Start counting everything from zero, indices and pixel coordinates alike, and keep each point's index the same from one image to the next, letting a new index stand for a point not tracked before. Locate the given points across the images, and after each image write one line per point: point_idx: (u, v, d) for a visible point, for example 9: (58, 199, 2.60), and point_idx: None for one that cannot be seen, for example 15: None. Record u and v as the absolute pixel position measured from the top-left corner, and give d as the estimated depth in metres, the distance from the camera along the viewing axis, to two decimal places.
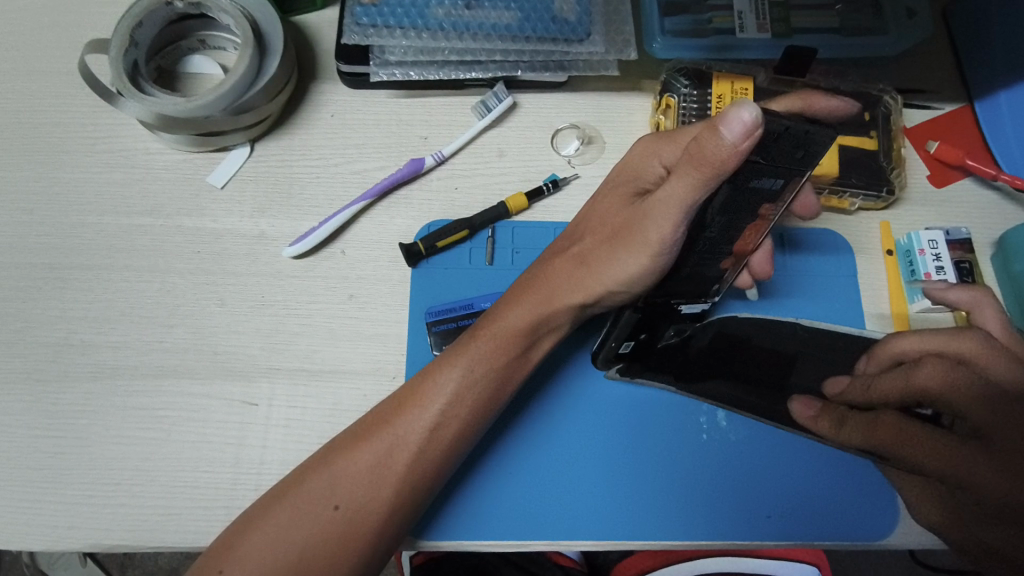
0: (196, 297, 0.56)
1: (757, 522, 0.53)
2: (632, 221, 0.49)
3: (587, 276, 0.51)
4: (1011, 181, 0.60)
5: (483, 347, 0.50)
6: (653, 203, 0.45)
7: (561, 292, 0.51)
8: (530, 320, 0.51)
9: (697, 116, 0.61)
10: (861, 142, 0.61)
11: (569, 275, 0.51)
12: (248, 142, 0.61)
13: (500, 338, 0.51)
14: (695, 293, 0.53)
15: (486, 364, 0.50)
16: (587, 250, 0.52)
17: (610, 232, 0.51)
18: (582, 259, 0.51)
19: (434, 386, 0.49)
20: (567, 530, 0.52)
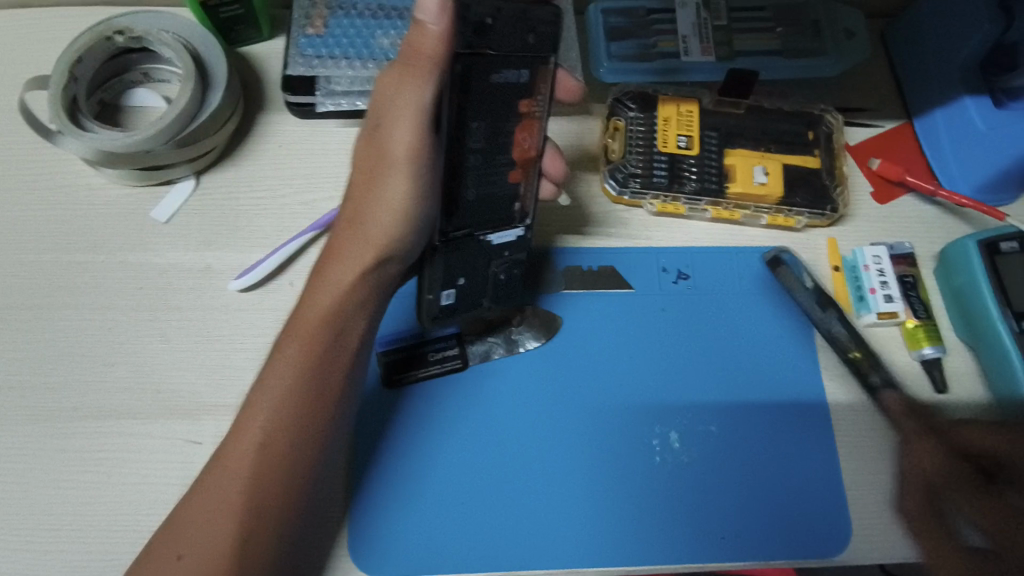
0: (139, 334, 0.55)
1: (710, 541, 0.53)
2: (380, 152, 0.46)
3: (364, 229, 0.48)
4: (949, 196, 0.62)
5: (290, 349, 0.48)
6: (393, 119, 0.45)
7: (348, 261, 0.48)
8: (324, 299, 0.48)
9: (643, 138, 0.62)
10: (805, 161, 0.62)
11: (345, 243, 0.49)
12: (192, 174, 0.60)
13: (307, 328, 0.48)
14: (486, 219, 0.51)
15: (293, 354, 0.48)
16: (355, 208, 0.49)
17: (366, 184, 0.48)
18: (353, 217, 0.49)
19: (257, 395, 0.48)
20: (519, 558, 0.51)
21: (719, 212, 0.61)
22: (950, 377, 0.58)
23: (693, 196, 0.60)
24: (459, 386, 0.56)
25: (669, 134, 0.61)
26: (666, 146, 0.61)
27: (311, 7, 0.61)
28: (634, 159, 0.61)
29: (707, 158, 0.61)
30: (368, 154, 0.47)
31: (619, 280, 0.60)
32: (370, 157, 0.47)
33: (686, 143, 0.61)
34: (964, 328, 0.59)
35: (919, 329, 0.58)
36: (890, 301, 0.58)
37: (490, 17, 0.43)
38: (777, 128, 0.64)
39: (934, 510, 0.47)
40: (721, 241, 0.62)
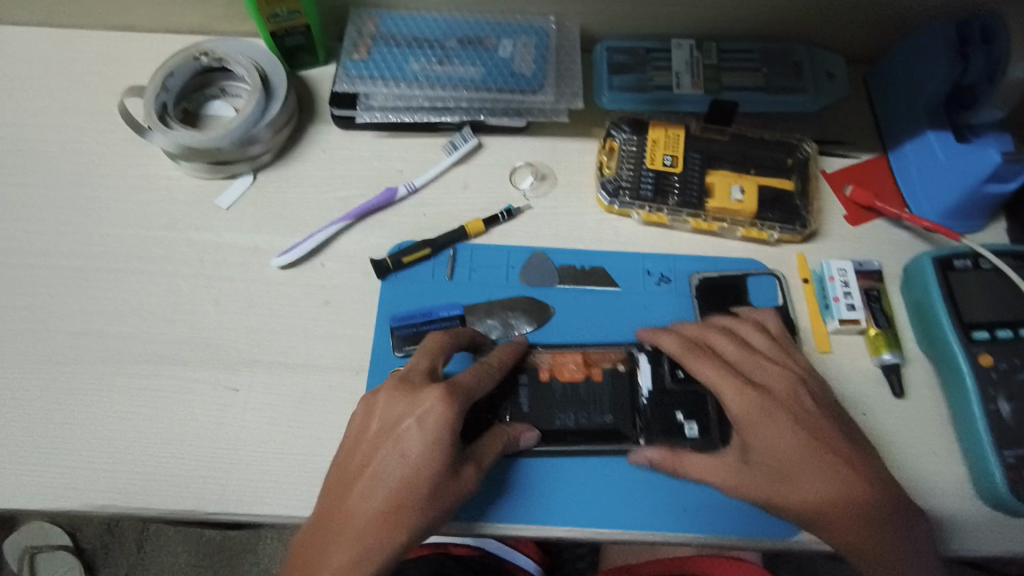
0: (195, 298, 0.66)
1: (674, 514, 0.56)
2: (348, 469, 0.53)
3: (381, 484, 0.51)
4: (913, 219, 0.67)
5: (347, 525, 0.50)
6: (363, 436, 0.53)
7: (340, 513, 0.51)
8: (342, 515, 0.51)
9: (635, 157, 0.70)
10: (781, 183, 0.69)
11: (353, 474, 0.52)
12: (251, 171, 0.71)
13: (313, 530, 0.51)
14: (629, 392, 0.61)
15: (319, 536, 0.51)
16: (332, 488, 0.53)
17: (352, 469, 0.53)
18: (342, 484, 0.52)
19: (304, 559, 0.51)
20: (500, 515, 0.56)
21: (699, 223, 0.68)
22: (910, 381, 0.63)
23: (675, 208, 0.68)
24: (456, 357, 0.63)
25: (657, 153, 0.70)
26: (654, 164, 0.69)
27: (359, 38, 0.73)
28: (626, 174, 0.70)
29: (689, 176, 0.69)
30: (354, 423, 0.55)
31: (608, 278, 0.67)
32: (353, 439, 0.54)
33: (671, 162, 0.69)
34: (925, 339, 0.64)
35: (879, 336, 0.64)
36: (852, 309, 0.64)
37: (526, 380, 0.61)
38: (758, 154, 0.71)
39: (747, 440, 0.55)
40: (701, 250, 0.69)
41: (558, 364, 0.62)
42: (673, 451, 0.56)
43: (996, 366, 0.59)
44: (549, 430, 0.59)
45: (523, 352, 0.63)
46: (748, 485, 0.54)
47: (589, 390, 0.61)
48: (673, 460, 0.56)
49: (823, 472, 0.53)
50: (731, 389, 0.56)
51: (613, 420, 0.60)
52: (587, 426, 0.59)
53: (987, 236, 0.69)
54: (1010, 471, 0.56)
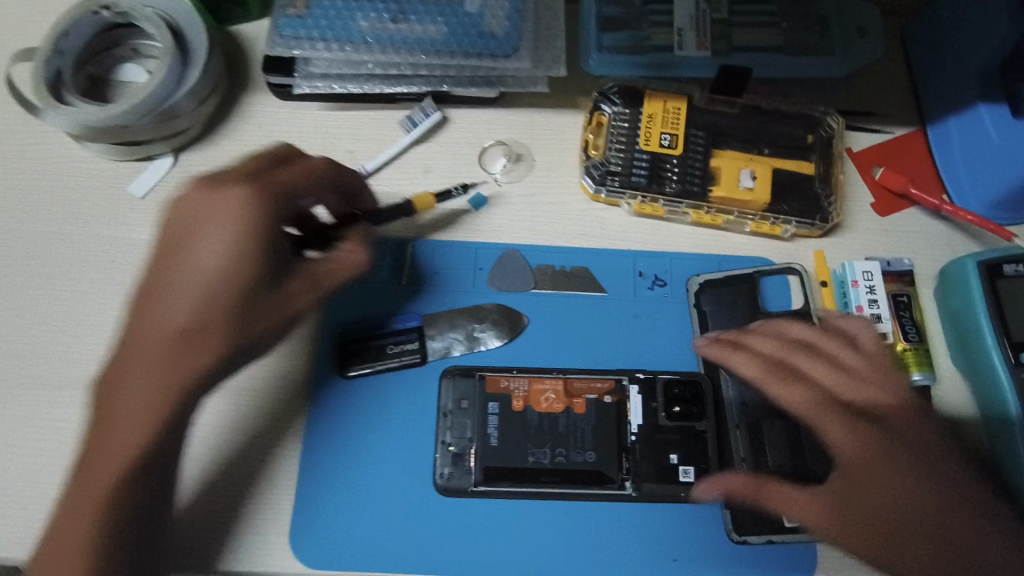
0: (106, 307, 0.56)
1: (661, 565, 0.50)
2: (173, 212, 0.46)
3: (180, 297, 0.44)
4: (954, 210, 0.57)
5: (122, 410, 0.44)
6: (179, 209, 0.45)
7: (135, 332, 0.45)
8: (129, 350, 0.44)
9: (626, 135, 0.59)
10: (800, 167, 0.58)
11: (150, 296, 0.45)
12: (172, 151, 0.60)
13: (108, 371, 0.45)
14: (612, 428, 0.53)
15: (108, 381, 0.45)
16: (156, 251, 0.46)
17: (170, 225, 0.46)
18: (166, 253, 0.45)
19: (83, 468, 0.44)
20: (464, 565, 0.50)
21: (700, 216, 0.58)
22: (944, 406, 0.54)
23: (672, 198, 0.58)
24: (414, 380, 0.55)
25: (653, 131, 0.58)
26: (649, 145, 0.58)
27: None
28: (615, 156, 0.59)
29: (691, 159, 0.58)
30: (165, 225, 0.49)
31: (593, 281, 0.57)
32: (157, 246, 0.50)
33: (670, 142, 0.58)
34: (963, 358, 0.54)
35: (908, 353, 0.54)
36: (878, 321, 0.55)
37: (496, 412, 0.53)
38: (774, 131, 0.60)
39: (851, 483, 0.46)
40: (702, 247, 0.59)
41: (535, 390, 0.54)
42: (756, 479, 0.46)
43: None
44: (522, 468, 0.52)
45: (493, 372, 0.54)
46: (850, 538, 0.45)
47: (567, 423, 0.53)
48: (756, 490, 0.46)
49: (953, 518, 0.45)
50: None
51: (596, 459, 0.52)
52: (564, 465, 0.52)
53: None
54: None
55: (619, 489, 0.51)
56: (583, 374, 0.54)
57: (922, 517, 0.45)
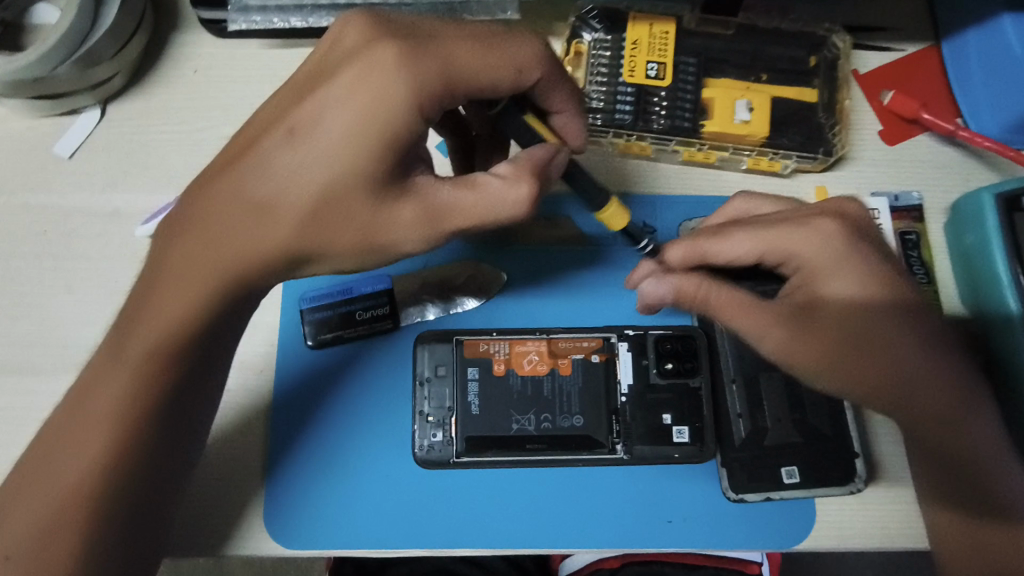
0: (43, 283, 0.51)
1: (658, 529, 0.48)
2: (331, 53, 0.40)
3: (293, 159, 0.39)
4: (970, 137, 0.52)
5: (167, 257, 0.40)
6: (341, 50, 0.40)
7: (206, 179, 0.41)
8: (192, 204, 0.40)
9: (608, 65, 0.53)
10: (801, 94, 0.53)
11: (239, 148, 0.40)
12: (99, 103, 0.54)
13: (170, 218, 0.42)
14: (601, 390, 0.50)
15: (166, 225, 0.42)
16: (297, 85, 0.41)
17: (317, 72, 0.40)
18: (298, 101, 0.40)
19: (119, 322, 0.42)
20: (448, 538, 0.47)
21: (691, 154, 0.53)
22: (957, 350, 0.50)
23: (660, 135, 0.52)
24: (388, 347, 0.51)
25: (637, 60, 0.52)
26: (633, 76, 0.52)
27: None
28: (597, 90, 0.53)
29: (681, 90, 0.52)
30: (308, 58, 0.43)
31: (578, 233, 0.53)
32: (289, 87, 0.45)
33: (657, 72, 0.52)
34: (972, 297, 0.50)
35: None
36: None
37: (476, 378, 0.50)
38: (772, 54, 0.54)
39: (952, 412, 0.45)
40: (694, 189, 0.54)
41: (516, 353, 0.50)
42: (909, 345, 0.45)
43: None
44: (505, 436, 0.49)
45: (471, 336, 0.51)
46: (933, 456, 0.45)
47: (553, 386, 0.49)
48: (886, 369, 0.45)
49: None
50: (771, 333, 0.46)
51: (585, 423, 0.49)
52: (551, 431, 0.49)
53: None
54: None
55: (610, 453, 0.49)
56: (567, 333, 0.51)
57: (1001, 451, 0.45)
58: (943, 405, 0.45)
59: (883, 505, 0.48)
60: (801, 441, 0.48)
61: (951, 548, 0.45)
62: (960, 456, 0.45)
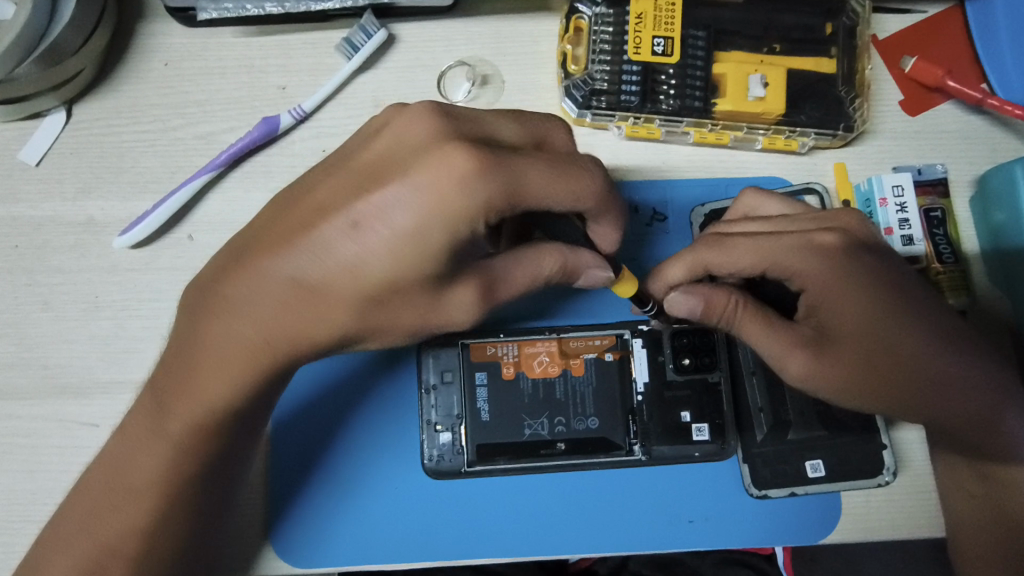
0: (18, 301, 0.48)
1: (681, 530, 0.46)
2: (401, 141, 0.35)
3: (349, 251, 0.35)
4: (999, 104, 0.49)
5: (206, 338, 0.38)
6: (411, 143, 0.35)
7: (247, 254, 0.37)
8: (235, 284, 0.37)
9: (611, 42, 0.49)
10: (819, 65, 0.49)
11: (291, 221, 0.37)
12: (65, 104, 0.50)
13: (205, 288, 0.39)
14: (617, 390, 0.47)
15: (200, 297, 0.39)
16: (359, 165, 0.36)
17: (384, 160, 0.35)
18: (363, 189, 0.35)
19: (156, 392, 0.40)
20: (464, 550, 0.46)
21: (703, 135, 0.49)
22: (982, 328, 0.48)
23: (670, 117, 0.48)
24: (390, 354, 0.48)
25: (643, 35, 0.48)
26: (639, 53, 0.48)
27: None
28: (601, 70, 0.49)
29: (691, 66, 0.49)
30: (383, 115, 0.38)
31: None
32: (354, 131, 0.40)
33: (664, 48, 0.48)
34: (1003, 276, 0.48)
35: (943, 278, 0.48)
36: (910, 244, 0.48)
37: (485, 383, 0.47)
38: (787, 22, 0.50)
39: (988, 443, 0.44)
40: (706, 171, 0.51)
41: (526, 355, 0.48)
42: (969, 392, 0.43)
43: None
44: (518, 442, 0.46)
45: (477, 339, 0.48)
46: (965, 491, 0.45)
47: (566, 388, 0.47)
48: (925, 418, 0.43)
49: None
50: (793, 357, 0.42)
51: (600, 425, 0.47)
52: (565, 435, 0.46)
53: None
54: None
55: (628, 455, 0.47)
56: (578, 330, 0.48)
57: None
58: (972, 416, 0.43)
59: (909, 494, 0.47)
60: (825, 433, 0.47)
61: (972, 547, 0.45)
62: (982, 454, 0.45)
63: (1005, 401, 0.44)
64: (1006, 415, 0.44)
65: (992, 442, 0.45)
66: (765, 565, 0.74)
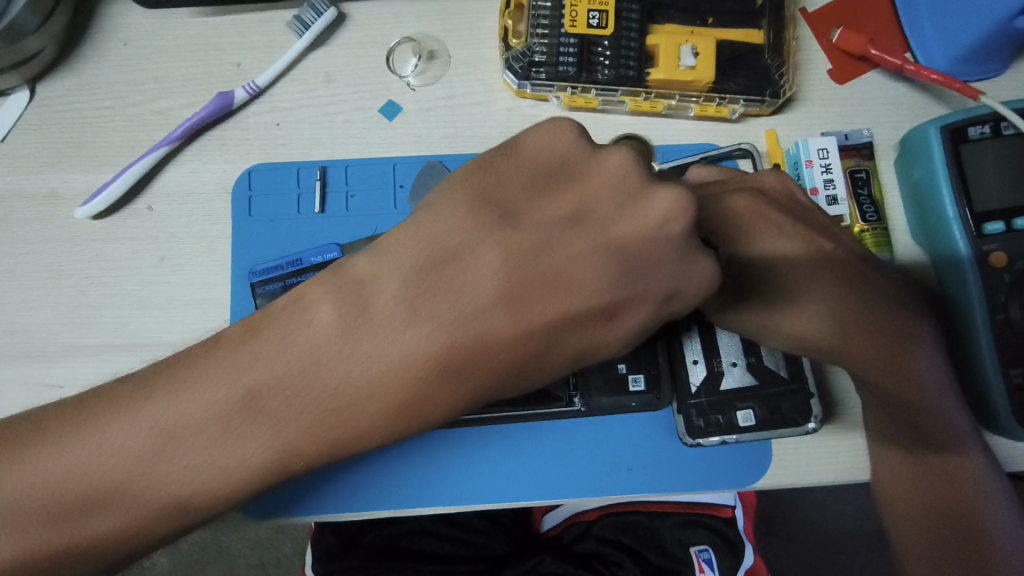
0: None
1: (618, 477, 0.49)
2: (670, 231, 0.30)
3: (583, 338, 0.30)
4: (917, 70, 0.51)
5: (371, 395, 0.29)
6: (677, 240, 0.30)
7: (471, 297, 0.29)
8: (446, 343, 0.29)
9: (550, 16, 0.51)
10: (747, 36, 0.52)
11: (541, 270, 0.29)
12: (26, 83, 0.52)
13: (411, 330, 0.29)
14: None
15: (415, 343, 0.29)
16: (620, 241, 0.30)
17: (647, 247, 0.30)
18: (631, 273, 0.30)
19: (272, 423, 0.29)
20: (413, 498, 0.48)
21: (638, 103, 0.52)
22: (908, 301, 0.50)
23: (605, 86, 0.51)
24: None
25: (579, 9, 0.51)
26: (575, 26, 0.51)
27: None
28: (539, 42, 0.51)
29: (625, 38, 0.51)
30: (625, 174, 0.32)
31: None
32: (572, 166, 0.32)
33: (599, 21, 0.51)
34: (922, 233, 0.50)
35: (867, 235, 0.51)
36: (833, 204, 0.51)
37: None
38: None
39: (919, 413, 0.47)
40: (643, 139, 0.53)
41: None
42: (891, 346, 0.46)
43: (1010, 267, 0.46)
44: None
45: None
46: (896, 458, 0.48)
47: None
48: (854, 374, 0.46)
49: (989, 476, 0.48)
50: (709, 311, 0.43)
51: None
52: None
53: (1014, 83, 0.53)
54: (1017, 394, 0.46)
55: (567, 406, 0.49)
56: None
57: (952, 455, 0.47)
58: (892, 391, 0.47)
59: (836, 441, 0.49)
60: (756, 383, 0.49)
61: (902, 511, 0.49)
62: (916, 433, 0.47)
63: (919, 372, 0.47)
64: (926, 388, 0.47)
65: (924, 422, 0.47)
66: (723, 528, 0.77)
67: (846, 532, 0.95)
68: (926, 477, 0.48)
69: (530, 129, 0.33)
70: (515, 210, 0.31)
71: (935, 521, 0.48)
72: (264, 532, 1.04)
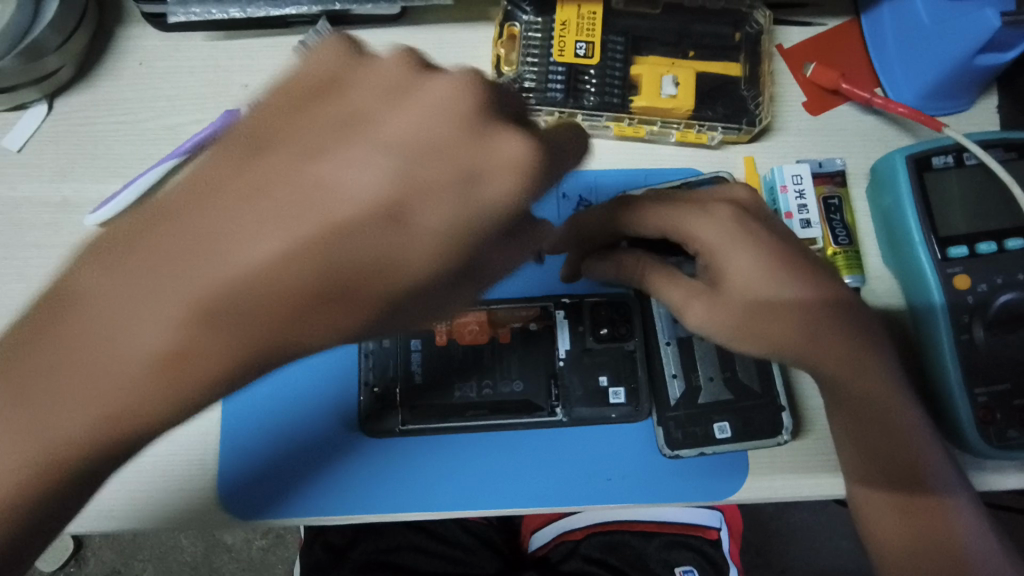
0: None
1: (597, 486, 0.50)
2: (459, 111, 0.33)
3: (381, 245, 0.32)
4: (885, 104, 0.54)
5: (153, 345, 0.30)
6: (464, 120, 0.33)
7: (239, 227, 0.30)
8: (217, 285, 0.30)
9: (539, 47, 0.55)
10: (727, 68, 0.55)
11: (294, 187, 0.31)
12: (45, 98, 0.55)
13: (172, 268, 0.30)
14: (540, 357, 0.52)
15: (175, 283, 0.30)
16: (397, 139, 0.33)
17: (425, 137, 0.33)
18: (414, 167, 0.32)
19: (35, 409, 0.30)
20: (397, 502, 0.50)
21: (622, 128, 0.55)
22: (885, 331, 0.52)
23: (591, 111, 0.54)
24: None
25: (567, 40, 0.54)
26: (562, 56, 0.54)
27: None
28: (529, 70, 0.55)
29: (610, 68, 0.54)
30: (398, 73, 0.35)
31: None
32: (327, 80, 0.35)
33: (585, 51, 0.54)
34: (893, 256, 0.52)
35: (839, 257, 0.53)
36: (807, 227, 0.53)
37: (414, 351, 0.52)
38: (696, 31, 0.56)
39: (897, 442, 0.47)
40: (627, 162, 0.56)
41: (458, 324, 0.51)
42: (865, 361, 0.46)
43: (973, 289, 0.48)
44: (448, 405, 0.51)
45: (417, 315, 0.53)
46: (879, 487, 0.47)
47: (493, 355, 0.52)
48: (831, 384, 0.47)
49: (969, 514, 0.47)
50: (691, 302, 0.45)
51: (524, 388, 0.51)
52: (491, 399, 0.51)
53: (978, 117, 0.56)
54: (983, 412, 0.48)
55: (550, 416, 0.51)
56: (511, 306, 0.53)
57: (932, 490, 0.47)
58: (875, 426, 0.46)
59: (812, 458, 0.50)
60: (732, 397, 0.50)
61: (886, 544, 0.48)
62: (897, 470, 0.47)
63: (904, 409, 0.47)
64: (906, 424, 0.47)
65: (905, 462, 0.47)
66: (711, 550, 0.76)
67: (834, 561, 0.95)
68: (907, 511, 0.47)
69: (306, 60, 0.36)
70: (264, 138, 0.33)
71: (919, 563, 0.47)
72: (254, 551, 1.04)
